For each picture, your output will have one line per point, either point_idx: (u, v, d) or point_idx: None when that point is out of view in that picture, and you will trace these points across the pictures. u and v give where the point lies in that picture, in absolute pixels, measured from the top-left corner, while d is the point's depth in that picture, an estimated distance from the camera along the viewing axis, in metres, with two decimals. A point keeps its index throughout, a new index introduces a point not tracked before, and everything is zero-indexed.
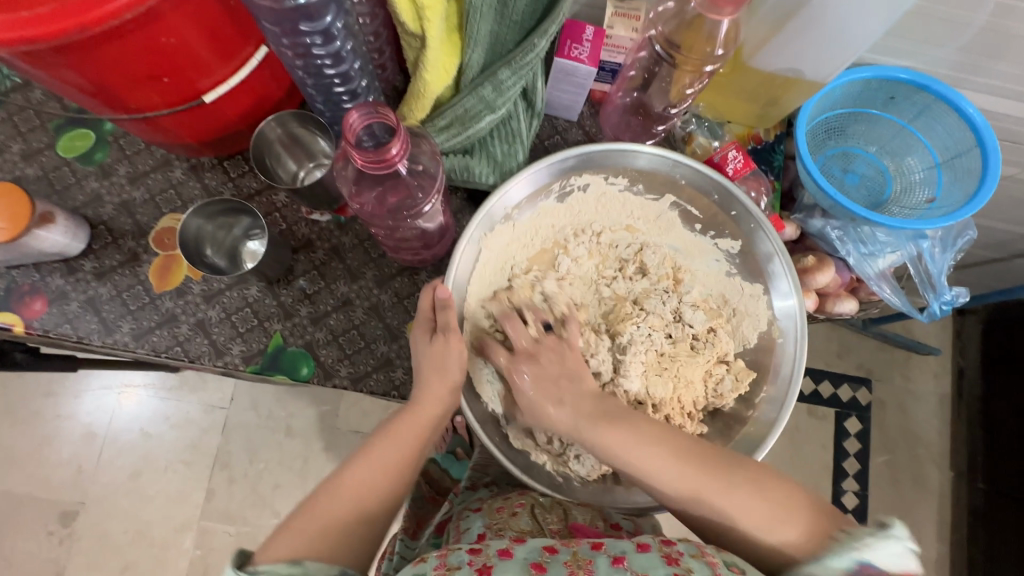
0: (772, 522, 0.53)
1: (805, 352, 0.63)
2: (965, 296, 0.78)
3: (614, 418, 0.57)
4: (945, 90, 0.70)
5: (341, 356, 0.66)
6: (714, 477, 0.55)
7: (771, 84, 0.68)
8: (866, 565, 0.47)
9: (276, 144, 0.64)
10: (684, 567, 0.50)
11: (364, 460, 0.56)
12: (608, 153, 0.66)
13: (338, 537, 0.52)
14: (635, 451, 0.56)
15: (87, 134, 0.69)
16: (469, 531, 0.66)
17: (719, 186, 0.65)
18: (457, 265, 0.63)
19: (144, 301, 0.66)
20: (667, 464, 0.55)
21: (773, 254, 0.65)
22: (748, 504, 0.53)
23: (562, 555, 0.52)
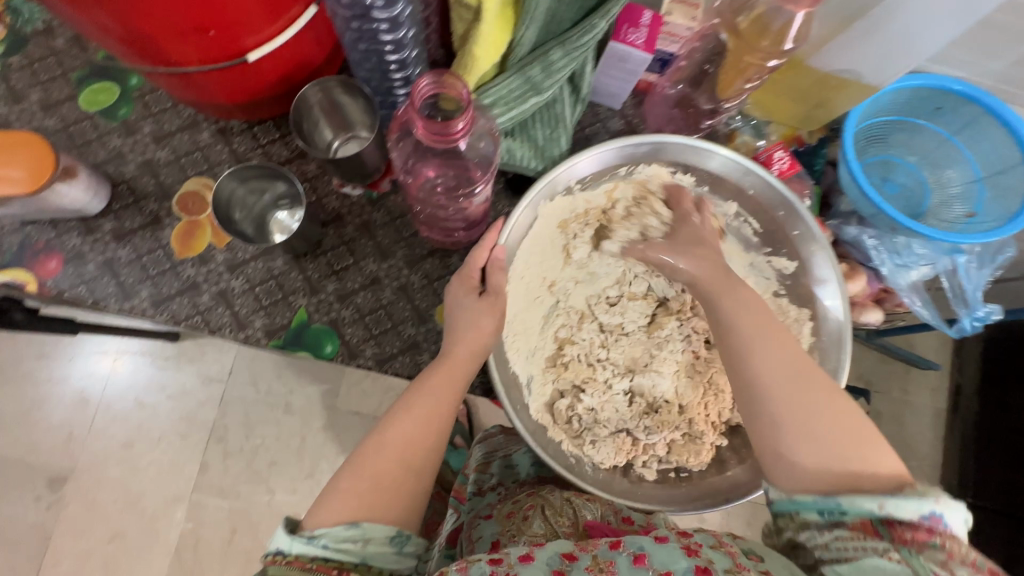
0: (852, 443, 0.50)
1: (843, 374, 0.61)
2: (998, 314, 0.77)
3: (742, 292, 0.57)
4: (994, 103, 0.70)
5: (366, 335, 0.64)
6: (816, 376, 0.53)
7: (824, 85, 0.66)
8: (937, 518, 0.44)
9: (315, 109, 0.62)
10: (705, 559, 0.50)
11: (409, 416, 0.58)
12: (683, 148, 0.64)
13: (384, 494, 0.55)
14: (753, 327, 0.55)
15: (112, 88, 0.66)
16: (482, 540, 0.69)
17: (785, 202, 0.63)
18: (508, 229, 0.61)
19: (164, 266, 0.63)
20: (780, 348, 0.54)
21: (827, 279, 0.63)
22: (842, 419, 0.51)
23: (582, 561, 0.51)
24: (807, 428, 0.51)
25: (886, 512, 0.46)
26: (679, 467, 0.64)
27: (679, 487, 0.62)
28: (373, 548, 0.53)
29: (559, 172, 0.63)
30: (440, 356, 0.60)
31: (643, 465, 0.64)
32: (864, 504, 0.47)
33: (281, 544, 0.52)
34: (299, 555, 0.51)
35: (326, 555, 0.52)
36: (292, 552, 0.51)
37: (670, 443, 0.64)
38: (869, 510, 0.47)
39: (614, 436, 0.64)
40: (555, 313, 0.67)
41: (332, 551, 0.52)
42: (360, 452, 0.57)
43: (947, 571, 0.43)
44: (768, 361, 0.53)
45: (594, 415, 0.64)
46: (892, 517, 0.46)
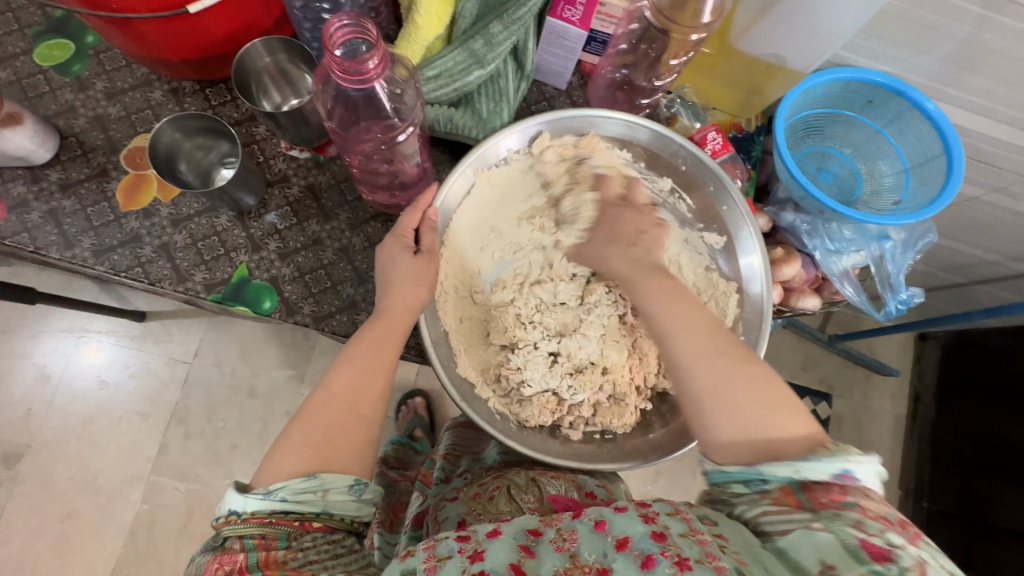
0: (765, 410, 0.50)
1: (763, 343, 0.63)
2: (920, 296, 0.81)
3: (657, 274, 0.59)
4: (919, 97, 0.73)
5: (305, 293, 0.66)
6: (732, 348, 0.53)
7: (755, 69, 0.70)
8: (849, 475, 0.44)
9: (264, 73, 0.64)
10: (661, 525, 0.46)
11: (353, 368, 0.59)
12: (612, 120, 0.66)
13: (333, 447, 0.56)
14: (668, 298, 0.57)
15: (67, 45, 0.68)
16: (448, 520, 0.70)
17: (716, 176, 0.65)
18: (444, 193, 0.63)
19: (108, 218, 0.65)
20: (693, 321, 0.55)
21: (752, 249, 0.65)
22: (742, 388, 0.51)
23: (547, 535, 0.49)
24: (722, 403, 0.51)
25: (802, 476, 0.45)
26: (605, 429, 0.66)
27: (602, 447, 0.64)
28: (333, 497, 0.54)
29: (489, 148, 0.65)
30: (380, 313, 0.61)
31: (569, 426, 0.66)
32: (782, 471, 0.46)
33: (236, 505, 0.51)
34: (256, 512, 0.51)
35: (286, 508, 0.52)
36: (248, 510, 0.51)
37: (595, 406, 0.67)
38: (787, 476, 0.46)
39: (541, 396, 0.66)
40: (502, 274, 0.71)
41: (292, 504, 0.52)
42: (309, 408, 0.58)
43: (864, 529, 0.42)
44: (686, 335, 0.54)
45: (520, 375, 0.66)
46: (808, 480, 0.45)
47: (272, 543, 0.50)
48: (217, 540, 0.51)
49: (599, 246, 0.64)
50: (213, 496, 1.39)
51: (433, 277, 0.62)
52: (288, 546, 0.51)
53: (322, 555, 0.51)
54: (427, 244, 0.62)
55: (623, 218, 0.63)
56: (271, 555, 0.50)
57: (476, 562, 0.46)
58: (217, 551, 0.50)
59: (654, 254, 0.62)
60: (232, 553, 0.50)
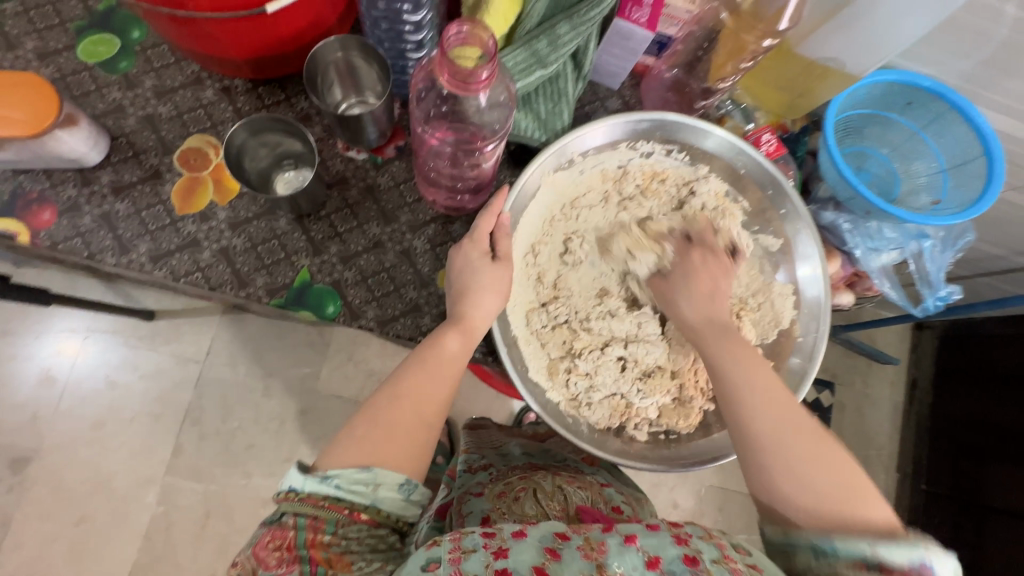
0: (839, 490, 0.50)
1: (822, 348, 0.66)
2: (958, 293, 0.84)
3: (729, 340, 0.59)
4: (960, 101, 0.75)
5: (369, 297, 0.65)
6: (808, 428, 0.53)
7: (810, 73, 0.71)
8: (927, 567, 0.44)
9: (332, 68, 0.62)
10: (693, 549, 0.50)
11: (423, 368, 0.59)
12: (681, 126, 0.68)
13: (392, 444, 0.56)
14: (749, 369, 0.56)
15: (112, 40, 0.65)
16: (471, 514, 0.68)
17: (776, 181, 0.67)
18: (521, 183, 0.64)
19: (164, 222, 0.63)
20: (772, 391, 0.55)
21: (812, 257, 0.68)
22: (818, 465, 0.51)
23: (575, 541, 0.52)
24: (801, 475, 0.51)
25: (879, 558, 0.45)
26: (668, 429, 0.68)
27: (668, 448, 0.67)
28: (384, 493, 0.54)
29: (570, 142, 0.66)
30: (452, 317, 0.61)
31: (634, 427, 0.67)
32: (855, 547, 0.46)
33: (295, 483, 0.53)
34: (312, 493, 0.52)
35: (338, 496, 0.53)
36: (304, 490, 0.52)
37: (660, 407, 0.68)
38: (861, 553, 0.46)
39: (610, 399, 0.67)
40: (561, 273, 0.69)
41: (344, 492, 0.53)
42: (373, 404, 0.58)
43: None
44: (766, 407, 0.54)
45: (589, 380, 0.67)
46: (884, 561, 0.45)
47: (320, 526, 0.52)
48: (274, 513, 0.53)
49: (669, 287, 0.63)
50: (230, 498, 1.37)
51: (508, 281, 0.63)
52: (334, 532, 0.52)
53: (362, 547, 0.53)
54: (504, 249, 0.63)
55: (708, 264, 0.62)
56: (318, 538, 0.51)
57: (501, 558, 0.49)
58: (271, 525, 0.52)
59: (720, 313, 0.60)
60: (285, 528, 0.51)
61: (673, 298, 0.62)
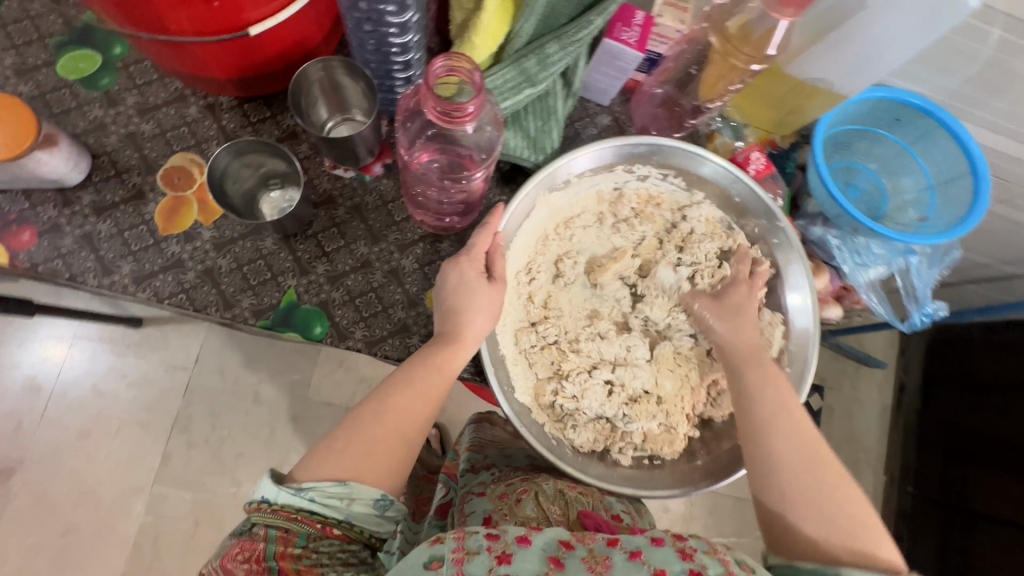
0: (848, 531, 0.54)
1: (809, 375, 0.66)
2: (944, 310, 0.84)
3: (767, 365, 0.62)
4: (948, 118, 0.75)
5: (356, 318, 0.65)
6: (828, 465, 0.58)
7: (800, 91, 0.70)
8: None
9: (316, 86, 0.61)
10: (698, 564, 0.53)
11: (411, 388, 0.58)
12: (678, 151, 0.67)
13: (372, 459, 0.55)
14: (780, 396, 0.61)
15: (93, 56, 0.64)
16: (474, 514, 0.70)
17: (769, 212, 0.67)
18: (507, 215, 0.63)
19: (148, 242, 0.62)
20: (799, 425, 0.60)
21: (801, 287, 0.68)
22: (827, 500, 0.56)
23: (579, 551, 0.54)
24: (814, 505, 0.55)
25: None
26: (653, 454, 0.68)
27: (651, 472, 0.67)
28: (358, 507, 0.54)
29: (560, 166, 0.66)
30: (440, 335, 0.60)
31: (619, 451, 0.67)
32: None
33: (268, 493, 0.53)
34: (284, 505, 0.52)
35: (311, 509, 0.53)
36: (277, 501, 0.52)
37: (646, 432, 0.68)
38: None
39: (594, 422, 0.67)
40: (551, 292, 0.69)
41: (318, 506, 0.53)
42: (356, 418, 0.58)
43: None
44: (789, 435, 0.59)
45: (575, 403, 0.67)
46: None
47: (291, 538, 0.52)
48: (245, 525, 0.53)
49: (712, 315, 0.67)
50: (219, 506, 1.36)
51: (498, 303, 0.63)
52: (304, 545, 0.52)
53: (333, 560, 0.53)
54: (500, 270, 0.62)
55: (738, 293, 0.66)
56: (287, 550, 0.51)
57: (504, 563, 0.51)
58: (241, 535, 0.53)
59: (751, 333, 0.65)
60: (254, 540, 0.52)
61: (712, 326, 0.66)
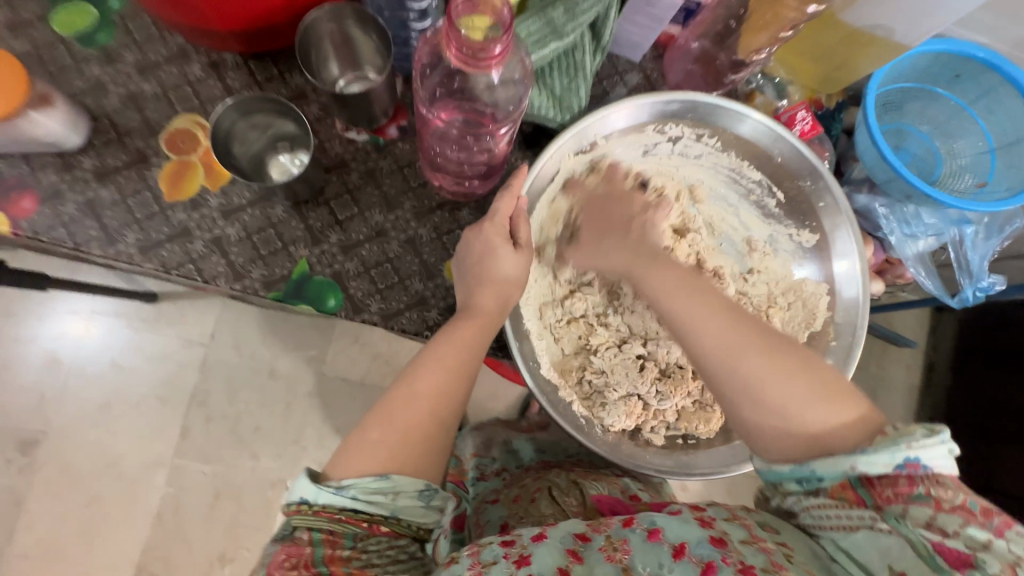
0: (811, 406, 0.49)
1: (857, 352, 0.61)
2: (1001, 284, 0.78)
3: (660, 265, 0.57)
4: (1016, 73, 0.68)
5: (371, 290, 0.61)
6: (759, 346, 0.51)
7: (853, 42, 0.64)
8: (914, 464, 0.43)
9: (327, 40, 0.57)
10: (720, 531, 0.50)
11: (435, 365, 0.55)
12: (714, 108, 0.61)
13: (407, 450, 0.52)
14: (678, 295, 0.54)
15: (88, 10, 0.60)
16: (490, 523, 0.68)
17: (814, 171, 0.61)
18: (535, 173, 0.59)
19: (152, 210, 0.59)
20: (713, 316, 0.53)
21: (849, 255, 0.63)
22: (775, 389, 0.50)
23: (596, 541, 0.52)
24: (762, 400, 0.50)
25: (861, 471, 0.45)
26: (687, 433, 0.65)
27: (686, 453, 0.63)
28: (402, 501, 0.51)
29: (591, 124, 0.61)
30: (461, 310, 0.57)
31: (651, 430, 0.65)
32: (837, 468, 0.46)
33: (306, 494, 0.49)
34: (327, 505, 0.49)
35: (355, 507, 0.49)
36: (319, 502, 0.49)
37: (679, 410, 0.66)
38: (844, 472, 0.46)
39: (626, 399, 0.65)
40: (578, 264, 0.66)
41: (362, 503, 0.49)
42: (385, 406, 0.54)
43: (937, 529, 0.43)
44: (706, 336, 0.52)
45: (605, 378, 0.65)
46: (868, 475, 0.45)
47: (338, 540, 0.49)
48: (286, 529, 0.49)
49: (595, 241, 0.61)
50: (239, 478, 1.37)
51: (522, 275, 0.58)
52: (353, 546, 0.49)
53: (384, 559, 0.50)
54: (525, 235, 0.58)
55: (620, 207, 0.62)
56: (337, 553, 0.48)
57: (523, 566, 0.50)
58: (285, 540, 0.49)
59: (651, 235, 0.60)
60: (300, 545, 0.48)
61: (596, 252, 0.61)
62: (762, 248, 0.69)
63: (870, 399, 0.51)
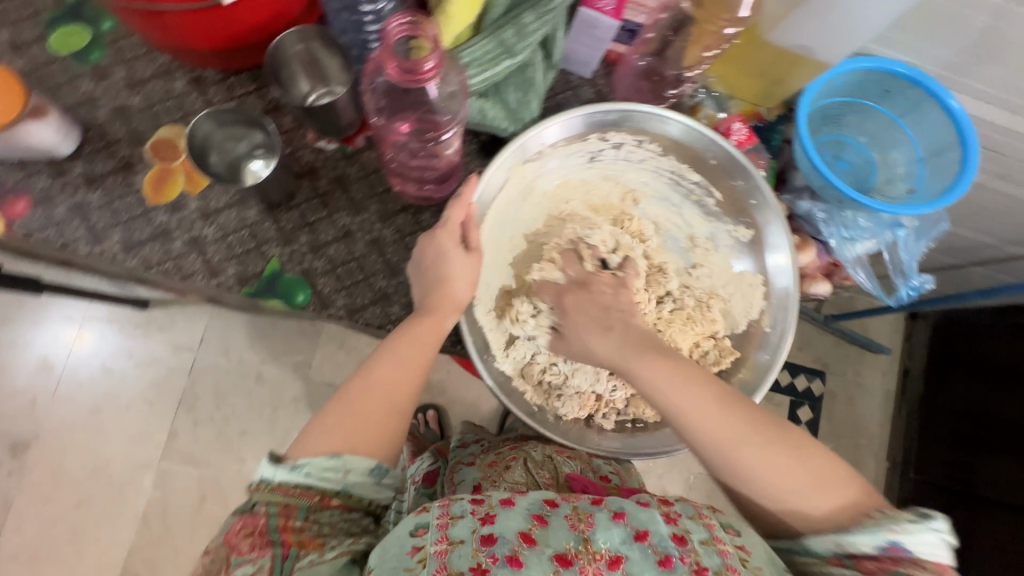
0: (807, 492, 0.55)
1: (788, 338, 0.66)
2: (930, 283, 0.83)
3: (656, 359, 0.59)
4: (936, 87, 0.74)
5: (338, 286, 0.66)
6: (755, 438, 0.56)
7: (782, 61, 0.70)
8: (897, 546, 0.50)
9: (295, 61, 0.62)
10: (682, 529, 0.55)
11: (392, 357, 0.59)
12: (649, 116, 0.67)
13: (362, 433, 0.56)
14: (676, 391, 0.57)
15: (83, 32, 0.66)
16: (464, 482, 0.74)
17: (744, 170, 0.67)
18: (481, 188, 0.64)
19: (137, 212, 0.64)
20: (710, 413, 0.56)
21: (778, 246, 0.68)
22: (773, 481, 0.55)
23: (563, 509, 0.56)
24: (762, 487, 0.56)
25: (848, 548, 0.53)
26: (636, 418, 0.69)
27: (634, 436, 0.68)
28: (354, 478, 0.55)
29: (531, 137, 0.66)
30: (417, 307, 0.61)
31: (602, 416, 0.69)
32: (827, 546, 0.54)
33: (266, 473, 0.53)
34: (283, 482, 0.52)
35: (308, 484, 0.53)
36: (276, 479, 0.52)
37: (629, 397, 0.69)
38: (832, 548, 0.54)
39: (581, 394, 0.69)
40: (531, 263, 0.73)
41: (314, 480, 0.53)
42: (343, 395, 0.58)
43: None
44: (707, 432, 0.56)
45: (565, 379, 0.69)
46: (854, 550, 0.53)
47: (292, 512, 0.53)
48: (247, 503, 0.53)
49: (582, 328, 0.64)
50: (226, 481, 1.40)
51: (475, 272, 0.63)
52: (306, 518, 0.53)
53: (335, 530, 0.54)
54: (476, 240, 0.63)
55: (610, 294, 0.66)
56: (289, 524, 0.52)
57: (488, 523, 0.54)
58: (243, 513, 0.53)
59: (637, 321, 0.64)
60: (257, 516, 0.52)
61: (585, 340, 0.64)
62: (706, 244, 0.74)
63: (860, 477, 0.57)
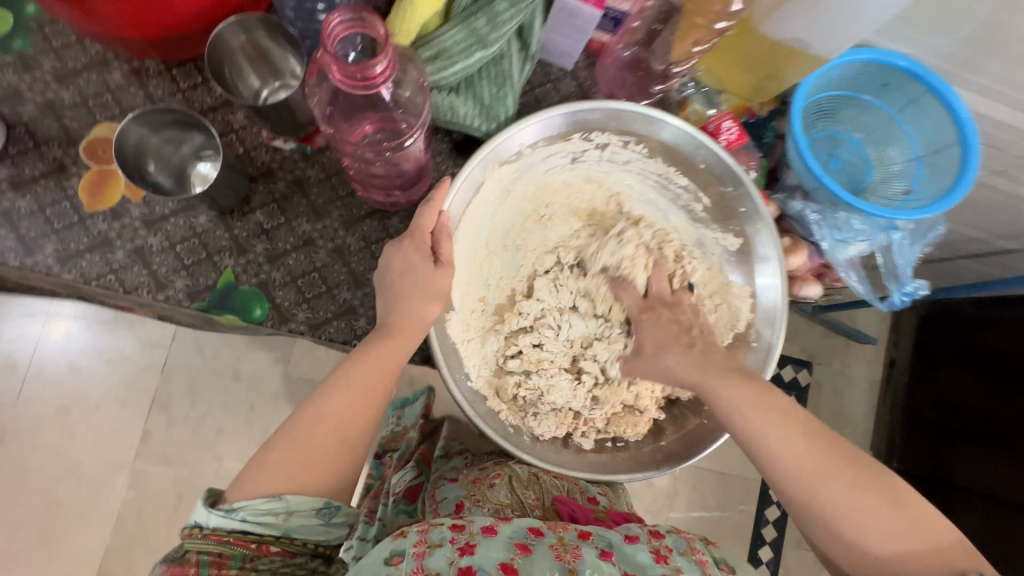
0: (901, 549, 0.47)
1: (775, 350, 0.63)
2: (925, 289, 0.80)
3: (729, 374, 0.56)
4: (938, 83, 0.70)
5: (298, 299, 0.61)
6: (846, 472, 0.50)
7: (775, 54, 0.65)
8: None
9: (238, 54, 0.57)
10: (673, 566, 0.53)
11: (348, 383, 0.54)
12: (637, 116, 0.62)
13: (314, 468, 0.52)
14: (752, 409, 0.54)
15: (4, 16, 0.59)
16: (447, 500, 0.70)
17: (734, 176, 0.62)
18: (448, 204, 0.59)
19: (72, 220, 0.58)
20: (789, 437, 0.53)
21: (768, 257, 0.64)
22: (855, 524, 0.49)
23: (547, 538, 0.54)
24: (840, 532, 0.50)
25: None
26: (617, 436, 0.67)
27: (615, 456, 0.65)
28: (297, 521, 0.51)
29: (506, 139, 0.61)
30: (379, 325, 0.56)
31: (582, 435, 0.67)
32: None
33: (200, 517, 0.50)
34: (217, 528, 0.49)
35: (243, 529, 0.49)
36: (209, 525, 0.49)
37: (609, 415, 0.67)
38: None
39: (557, 411, 0.67)
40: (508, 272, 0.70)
41: (250, 525, 0.49)
42: (293, 425, 0.53)
43: None
44: (783, 456, 0.52)
45: (540, 394, 0.67)
46: None
47: (226, 562, 0.49)
48: (177, 551, 0.49)
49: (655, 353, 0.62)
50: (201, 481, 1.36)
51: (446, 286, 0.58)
52: (241, 566, 0.49)
53: None
54: (447, 253, 0.58)
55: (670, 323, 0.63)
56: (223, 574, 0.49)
57: (467, 554, 0.50)
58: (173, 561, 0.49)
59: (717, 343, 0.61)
60: (185, 566, 0.48)
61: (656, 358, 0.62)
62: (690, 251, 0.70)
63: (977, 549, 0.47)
